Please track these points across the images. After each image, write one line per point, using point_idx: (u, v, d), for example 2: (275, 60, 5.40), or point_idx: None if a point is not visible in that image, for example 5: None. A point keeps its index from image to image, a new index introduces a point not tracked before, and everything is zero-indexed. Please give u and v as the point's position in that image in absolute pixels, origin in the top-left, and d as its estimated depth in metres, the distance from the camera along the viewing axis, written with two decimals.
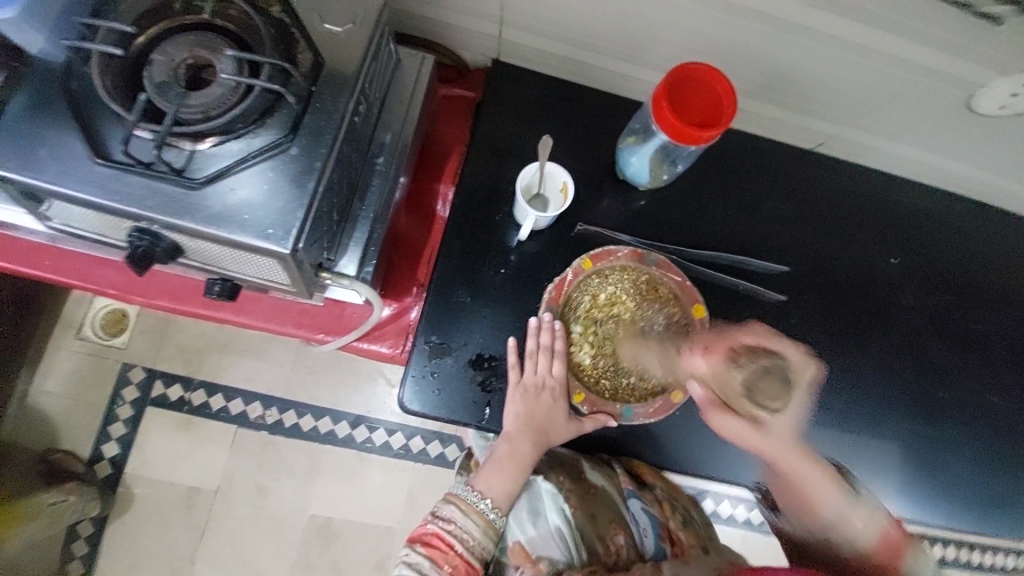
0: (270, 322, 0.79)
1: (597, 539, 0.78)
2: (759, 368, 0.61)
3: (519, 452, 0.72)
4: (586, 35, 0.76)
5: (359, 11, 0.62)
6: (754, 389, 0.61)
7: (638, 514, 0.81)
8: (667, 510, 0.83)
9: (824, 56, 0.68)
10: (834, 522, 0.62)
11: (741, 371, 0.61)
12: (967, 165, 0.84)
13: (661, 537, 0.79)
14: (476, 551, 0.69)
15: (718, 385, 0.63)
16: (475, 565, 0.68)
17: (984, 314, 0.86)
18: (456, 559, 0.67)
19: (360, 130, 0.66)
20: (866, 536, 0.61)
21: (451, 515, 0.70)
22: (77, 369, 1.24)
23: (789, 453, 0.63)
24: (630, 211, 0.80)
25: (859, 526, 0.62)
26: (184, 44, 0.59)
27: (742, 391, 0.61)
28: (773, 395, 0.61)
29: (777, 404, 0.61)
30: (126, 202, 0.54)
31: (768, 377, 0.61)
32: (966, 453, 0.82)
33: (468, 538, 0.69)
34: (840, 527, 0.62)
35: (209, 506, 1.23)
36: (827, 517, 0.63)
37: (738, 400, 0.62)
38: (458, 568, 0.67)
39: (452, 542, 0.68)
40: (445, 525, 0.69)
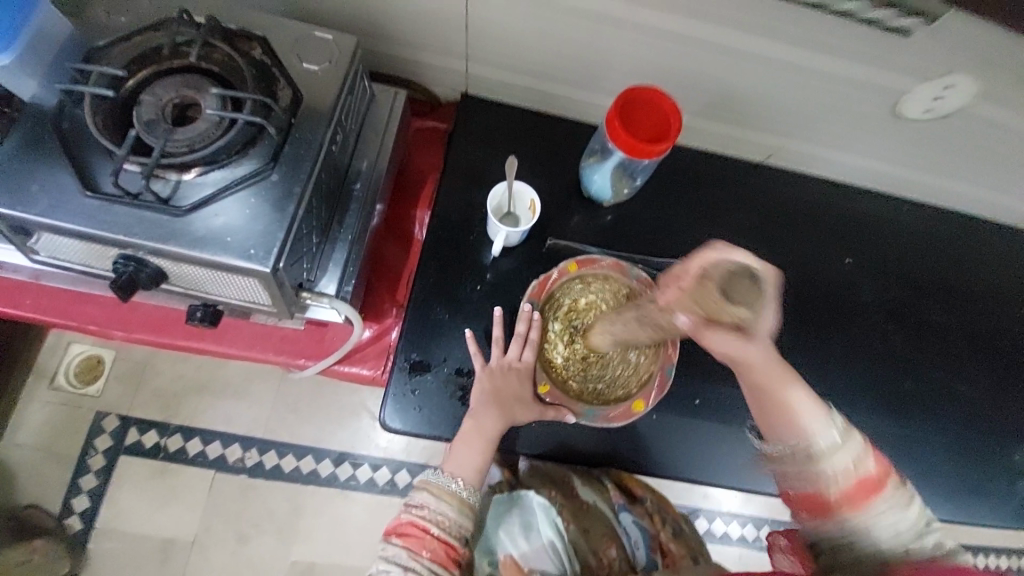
0: (250, 349, 0.81)
1: (591, 553, 0.79)
2: (719, 279, 0.48)
3: (491, 438, 0.72)
4: (546, 68, 0.83)
5: (335, 52, 0.68)
6: (727, 295, 0.47)
7: (629, 527, 0.83)
8: (658, 522, 0.85)
9: (760, 78, 0.76)
10: (819, 447, 0.57)
11: (710, 282, 0.48)
12: (902, 170, 0.92)
13: (652, 548, 0.82)
14: (453, 532, 0.68)
15: (697, 309, 0.50)
16: (454, 546, 0.68)
17: (936, 307, 0.91)
18: (433, 542, 0.66)
19: (337, 158, 0.70)
20: (842, 470, 0.56)
21: (424, 501, 0.69)
22: (49, 419, 1.21)
23: (772, 368, 0.58)
24: (597, 226, 0.85)
25: (839, 456, 0.56)
26: (171, 86, 0.62)
27: (718, 299, 0.47)
28: (746, 289, 0.48)
29: (753, 303, 0.48)
30: (113, 231, 0.57)
31: (745, 276, 0.47)
32: (936, 442, 0.86)
33: (444, 520, 0.68)
34: (821, 452, 0.57)
35: (186, 558, 1.18)
36: (809, 443, 0.58)
37: (724, 314, 0.49)
38: (437, 551, 0.66)
39: (428, 526, 0.67)
40: (419, 513, 0.68)
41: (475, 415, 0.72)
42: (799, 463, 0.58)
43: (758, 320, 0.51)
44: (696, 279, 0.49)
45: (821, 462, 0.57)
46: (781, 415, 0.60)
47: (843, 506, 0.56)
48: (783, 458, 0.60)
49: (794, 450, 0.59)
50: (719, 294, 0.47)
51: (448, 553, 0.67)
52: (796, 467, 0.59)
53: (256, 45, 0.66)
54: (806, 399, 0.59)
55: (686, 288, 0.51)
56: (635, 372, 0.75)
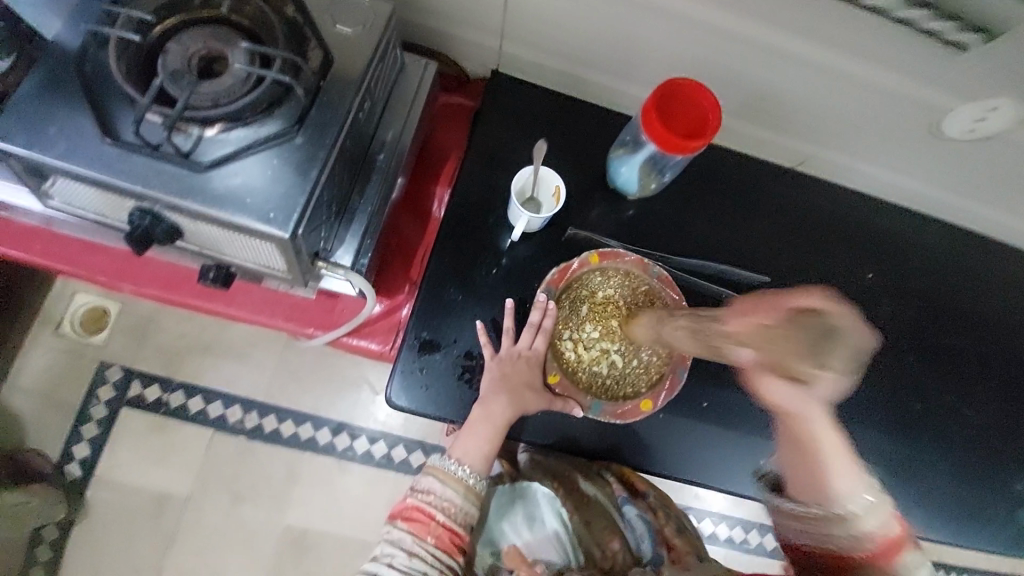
0: (259, 315, 0.80)
1: (593, 545, 0.79)
2: (812, 328, 0.49)
3: (499, 425, 0.71)
4: (580, 51, 0.80)
5: (369, 17, 0.65)
6: (803, 345, 0.49)
7: (633, 521, 0.83)
8: (662, 517, 0.84)
9: (801, 82, 0.74)
10: (846, 512, 0.58)
11: (795, 332, 0.50)
12: (936, 189, 0.89)
13: (657, 543, 0.81)
14: (459, 518, 0.69)
15: (769, 351, 0.53)
16: (460, 532, 0.68)
17: (954, 330, 0.90)
18: (439, 528, 0.67)
19: (363, 126, 0.68)
20: (867, 532, 0.57)
21: (429, 487, 0.69)
22: (53, 366, 1.22)
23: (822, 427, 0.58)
24: (619, 219, 0.84)
25: (867, 518, 0.57)
26: (199, 36, 0.60)
27: (793, 348, 0.49)
28: (824, 351, 0.48)
29: (824, 361, 0.49)
30: (131, 182, 0.55)
31: (817, 330, 0.49)
32: (942, 464, 0.85)
33: (450, 506, 0.68)
34: (845, 516, 0.58)
35: (179, 514, 1.19)
36: (838, 505, 0.58)
37: (793, 365, 0.51)
38: (443, 537, 0.66)
39: (433, 512, 0.67)
40: (424, 498, 0.68)
41: (485, 403, 0.71)
42: (831, 523, 0.59)
43: (822, 376, 0.51)
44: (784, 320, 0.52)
45: (847, 525, 0.58)
46: (815, 478, 0.61)
47: (864, 565, 0.57)
48: (811, 515, 0.61)
49: (819, 512, 0.61)
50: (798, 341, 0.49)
51: (453, 539, 0.67)
52: (821, 525, 0.60)
53: (288, 1, 0.63)
54: (846, 462, 0.59)
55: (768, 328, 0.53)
56: (646, 371, 0.74)
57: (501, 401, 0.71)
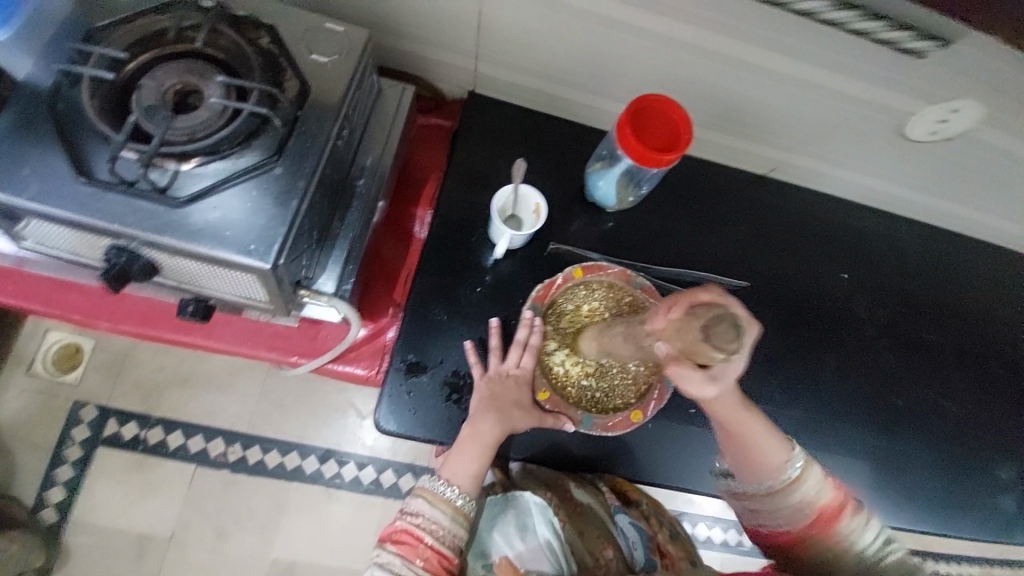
0: (241, 344, 0.78)
1: (587, 553, 0.76)
2: (704, 318, 0.45)
3: (488, 445, 0.70)
4: (554, 70, 0.82)
5: (345, 44, 0.66)
6: (706, 334, 0.44)
7: (626, 528, 0.82)
8: (655, 524, 0.86)
9: (770, 91, 0.76)
10: (782, 483, 0.61)
11: (696, 321, 0.46)
12: (902, 190, 0.93)
13: (650, 549, 0.81)
14: (447, 541, 0.68)
15: (678, 342, 0.49)
16: (448, 555, 0.67)
17: (927, 324, 0.93)
18: (427, 551, 0.66)
19: (342, 153, 0.68)
20: (805, 501, 0.60)
21: (418, 509, 0.68)
22: (23, 407, 1.17)
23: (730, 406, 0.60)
24: (599, 232, 0.85)
25: (804, 488, 0.60)
26: (172, 71, 0.60)
27: (698, 339, 0.45)
28: (728, 338, 0.43)
29: (733, 348, 0.44)
30: (107, 220, 0.54)
31: (722, 322, 0.44)
32: (924, 457, 0.87)
33: (438, 529, 0.68)
34: (787, 482, 0.61)
35: (161, 555, 1.15)
36: (775, 479, 0.61)
37: (698, 354, 0.47)
38: (431, 560, 0.66)
39: (422, 535, 0.67)
40: (413, 520, 0.68)
41: (473, 424, 0.71)
42: (776, 500, 0.61)
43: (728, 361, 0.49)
44: (684, 313, 0.48)
45: (792, 495, 0.61)
46: (750, 454, 0.62)
47: (810, 535, 0.61)
48: (753, 494, 0.63)
49: (765, 488, 0.62)
50: (699, 334, 0.44)
51: (442, 562, 0.66)
52: (769, 503, 0.62)
53: (263, 34, 0.64)
54: (767, 432, 0.61)
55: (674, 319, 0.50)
56: (634, 383, 0.75)
57: (491, 421, 0.70)
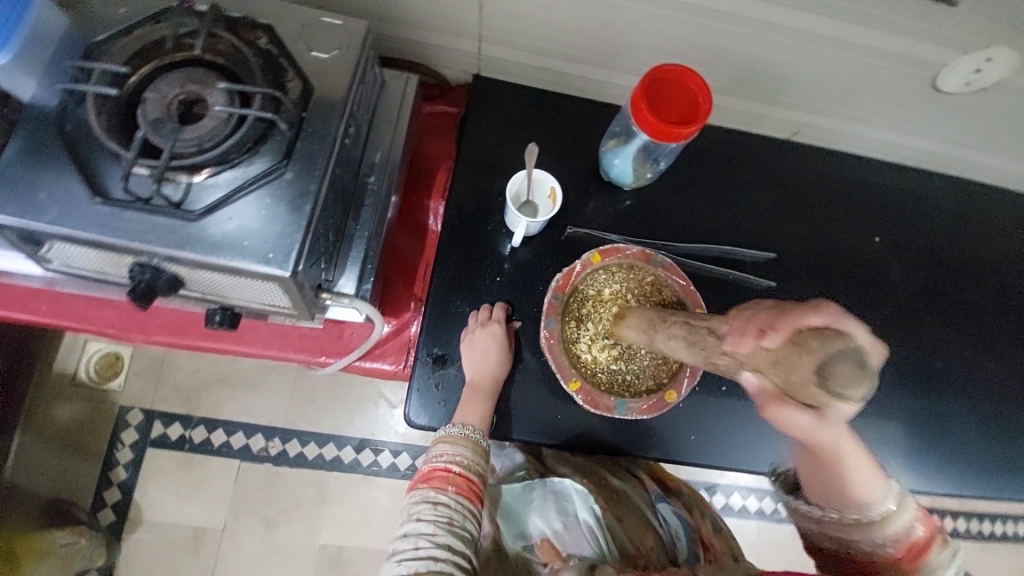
0: (269, 348, 0.80)
1: (627, 539, 0.74)
2: (819, 354, 0.38)
3: (486, 388, 0.72)
4: (561, 46, 0.79)
5: (344, 38, 0.64)
6: (824, 373, 0.38)
7: (667, 517, 0.80)
8: (697, 516, 0.83)
9: (792, 51, 0.72)
10: (875, 514, 0.53)
11: (807, 355, 0.39)
12: (940, 145, 0.87)
13: (692, 540, 0.77)
14: (473, 469, 0.69)
15: (778, 376, 0.41)
16: (476, 480, 0.69)
17: (967, 284, 0.88)
18: (457, 479, 0.67)
19: (351, 151, 0.67)
20: (893, 537, 0.53)
21: (440, 450, 0.68)
22: (75, 415, 1.23)
23: (839, 443, 0.50)
24: (617, 211, 0.83)
25: (890, 524, 0.53)
26: (175, 81, 0.59)
27: (812, 380, 0.39)
28: (853, 382, 0.37)
29: (855, 394, 0.38)
30: (127, 239, 0.55)
31: (842, 360, 0.37)
32: (968, 420, 0.84)
33: (463, 459, 0.68)
34: (874, 522, 0.53)
35: (216, 545, 1.20)
36: (857, 513, 0.54)
37: (807, 394, 0.40)
38: (461, 487, 0.67)
39: (449, 467, 0.68)
40: (439, 458, 0.68)
41: (478, 376, 0.72)
42: (850, 531, 0.55)
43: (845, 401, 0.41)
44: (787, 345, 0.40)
45: (873, 530, 0.54)
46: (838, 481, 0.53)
47: (889, 568, 0.54)
48: (823, 521, 0.58)
49: (838, 518, 0.56)
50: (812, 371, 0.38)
51: (471, 486, 0.68)
52: (839, 534, 0.57)
53: (261, 34, 0.62)
54: (867, 463, 0.52)
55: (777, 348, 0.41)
56: (664, 362, 0.74)
57: (497, 371, 0.72)
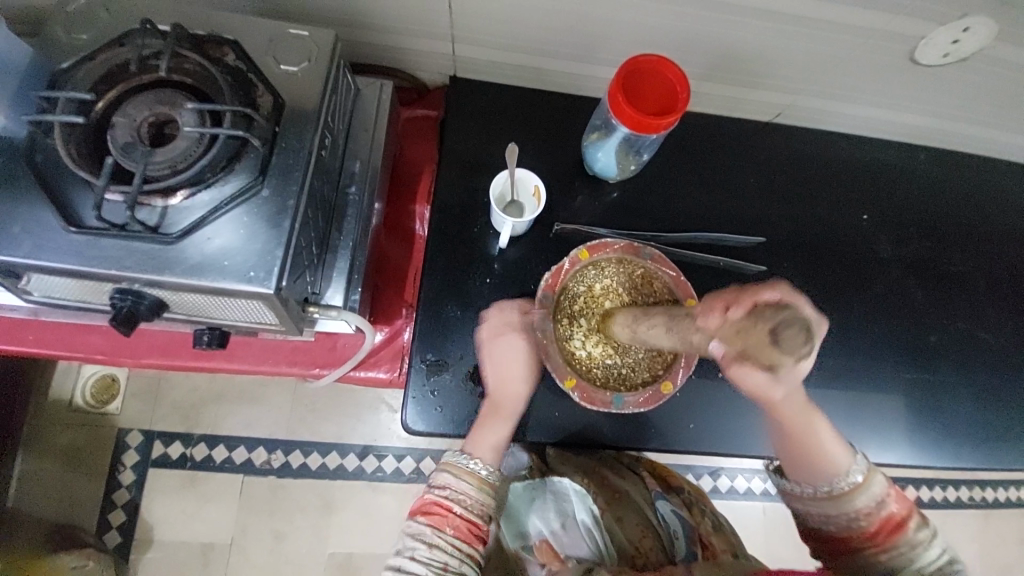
0: (262, 364, 0.80)
1: (625, 539, 0.72)
2: (771, 319, 0.40)
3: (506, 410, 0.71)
4: (535, 42, 0.78)
5: (313, 48, 0.63)
6: (774, 336, 0.39)
7: (666, 515, 0.77)
8: (697, 515, 0.79)
9: (768, 34, 0.71)
10: (844, 486, 0.59)
11: (762, 320, 0.42)
12: (921, 119, 0.87)
13: (691, 539, 0.72)
14: (477, 512, 0.67)
15: (738, 343, 0.45)
16: (478, 524, 0.67)
17: (956, 256, 0.88)
18: (456, 521, 0.66)
19: (328, 161, 0.66)
20: (863, 509, 0.58)
21: (445, 482, 0.68)
22: (74, 440, 1.22)
23: (795, 411, 0.59)
24: (603, 204, 0.82)
25: (860, 495, 0.58)
26: (142, 103, 0.58)
27: (764, 343, 0.40)
28: (797, 343, 0.39)
29: (800, 353, 0.39)
30: (105, 266, 0.54)
31: (790, 325, 0.39)
32: (963, 392, 0.84)
33: (465, 499, 0.67)
34: (843, 492, 0.58)
35: (226, 561, 1.20)
36: (829, 483, 0.59)
37: (764, 357, 0.42)
38: (460, 529, 0.65)
39: (451, 506, 0.66)
40: (441, 492, 0.67)
41: (502, 387, 0.72)
42: (821, 502, 0.60)
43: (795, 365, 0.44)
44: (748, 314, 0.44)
45: (843, 502, 0.58)
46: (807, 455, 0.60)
47: (866, 544, 0.57)
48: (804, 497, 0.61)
49: (815, 492, 0.60)
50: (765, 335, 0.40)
51: (471, 530, 0.66)
52: (817, 508, 0.60)
53: (228, 50, 0.61)
54: (826, 433, 0.60)
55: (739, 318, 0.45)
56: (659, 354, 0.73)
57: (522, 384, 0.73)
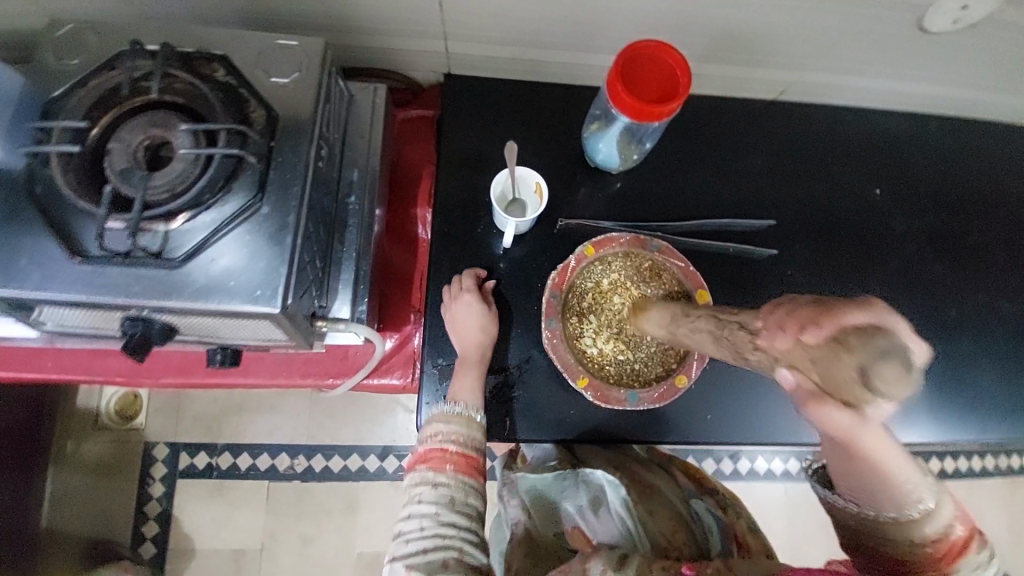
0: (276, 377, 0.80)
1: (659, 533, 0.68)
2: (861, 353, 0.33)
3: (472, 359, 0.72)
4: (529, 34, 0.76)
5: (303, 58, 0.62)
6: (869, 374, 0.32)
7: (700, 513, 0.74)
8: (731, 513, 0.76)
9: (769, 11, 0.68)
10: (906, 512, 0.47)
11: (848, 354, 0.33)
12: (933, 86, 0.84)
13: (726, 536, 0.70)
14: (471, 445, 0.66)
15: (814, 375, 0.37)
16: (475, 456, 0.65)
17: (975, 227, 0.85)
18: (456, 458, 0.64)
19: (326, 172, 0.66)
20: (927, 534, 0.47)
21: (433, 430, 0.66)
22: (102, 456, 1.25)
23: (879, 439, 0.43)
24: (608, 195, 0.81)
25: (923, 523, 0.47)
26: (137, 127, 0.58)
27: (856, 378, 0.33)
28: (896, 382, 0.32)
29: (901, 391, 0.33)
30: (113, 294, 0.54)
31: (887, 359, 0.32)
32: (987, 364, 0.82)
33: (457, 438, 0.65)
34: (903, 515, 0.47)
35: (257, 565, 1.23)
36: (889, 507, 0.48)
37: (847, 393, 0.35)
38: (460, 463, 0.64)
39: (443, 446, 0.64)
40: (433, 438, 0.65)
41: (462, 343, 0.73)
42: (875, 523, 0.50)
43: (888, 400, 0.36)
44: (829, 342, 0.35)
45: (902, 526, 0.48)
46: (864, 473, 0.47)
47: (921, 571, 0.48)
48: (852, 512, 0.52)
49: (867, 509, 0.50)
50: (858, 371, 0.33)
51: (469, 463, 0.65)
52: (864, 526, 0.51)
53: (217, 66, 0.61)
54: (903, 459, 0.46)
55: (817, 345, 0.35)
56: (671, 347, 0.73)
57: (480, 335, 0.72)
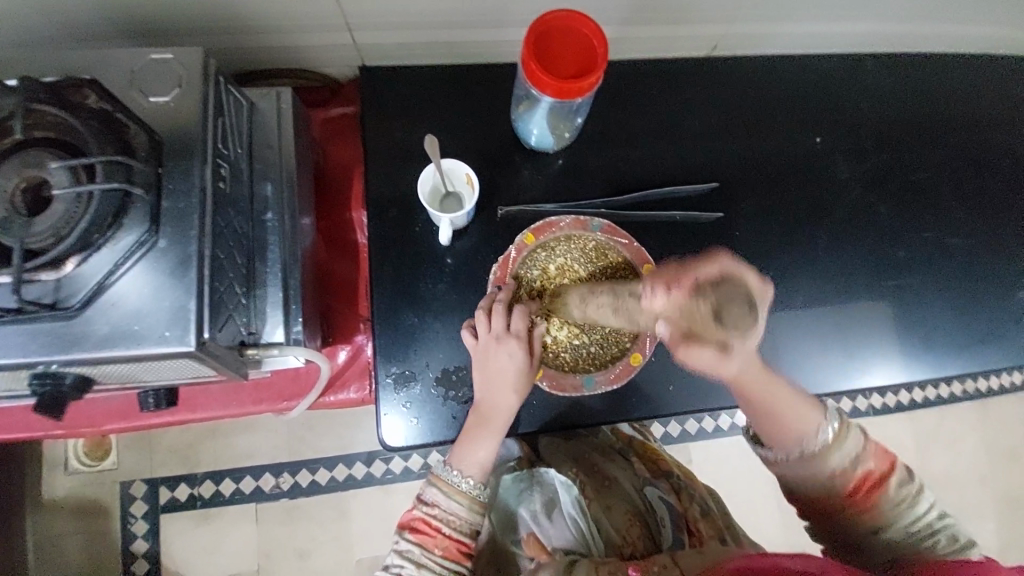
0: (227, 408, 0.77)
1: (613, 529, 0.68)
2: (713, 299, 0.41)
3: (497, 412, 0.67)
4: (436, 16, 0.71)
5: (182, 71, 0.58)
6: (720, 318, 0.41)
7: (655, 501, 0.72)
8: (685, 500, 0.72)
9: None
10: (816, 447, 0.57)
11: (705, 304, 0.42)
12: (861, 25, 0.82)
13: (678, 526, 0.66)
14: (466, 529, 0.65)
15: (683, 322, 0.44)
16: (468, 542, 0.65)
17: (917, 164, 0.84)
18: (445, 541, 0.64)
19: (232, 193, 0.61)
20: (841, 468, 0.56)
21: (433, 499, 0.65)
22: (78, 502, 1.20)
23: (755, 379, 0.56)
24: (546, 175, 0.77)
25: (837, 456, 0.56)
26: (11, 170, 0.51)
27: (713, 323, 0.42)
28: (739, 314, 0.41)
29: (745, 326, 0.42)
30: (11, 355, 0.50)
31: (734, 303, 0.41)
32: (941, 298, 0.81)
33: (456, 519, 0.64)
34: (824, 450, 0.57)
35: None
36: (805, 446, 0.57)
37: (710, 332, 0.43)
38: (449, 550, 0.63)
39: (440, 526, 0.64)
40: (430, 510, 0.65)
41: (487, 396, 0.67)
42: (807, 469, 0.57)
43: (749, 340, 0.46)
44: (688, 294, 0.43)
45: (824, 463, 0.57)
46: (778, 420, 0.58)
47: (848, 504, 0.56)
48: (784, 465, 0.59)
49: (796, 457, 0.58)
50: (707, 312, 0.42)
51: (461, 549, 0.64)
52: (804, 472, 0.58)
53: (89, 92, 0.54)
54: (792, 397, 0.58)
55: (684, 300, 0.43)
56: None
57: (511, 396, 0.67)
